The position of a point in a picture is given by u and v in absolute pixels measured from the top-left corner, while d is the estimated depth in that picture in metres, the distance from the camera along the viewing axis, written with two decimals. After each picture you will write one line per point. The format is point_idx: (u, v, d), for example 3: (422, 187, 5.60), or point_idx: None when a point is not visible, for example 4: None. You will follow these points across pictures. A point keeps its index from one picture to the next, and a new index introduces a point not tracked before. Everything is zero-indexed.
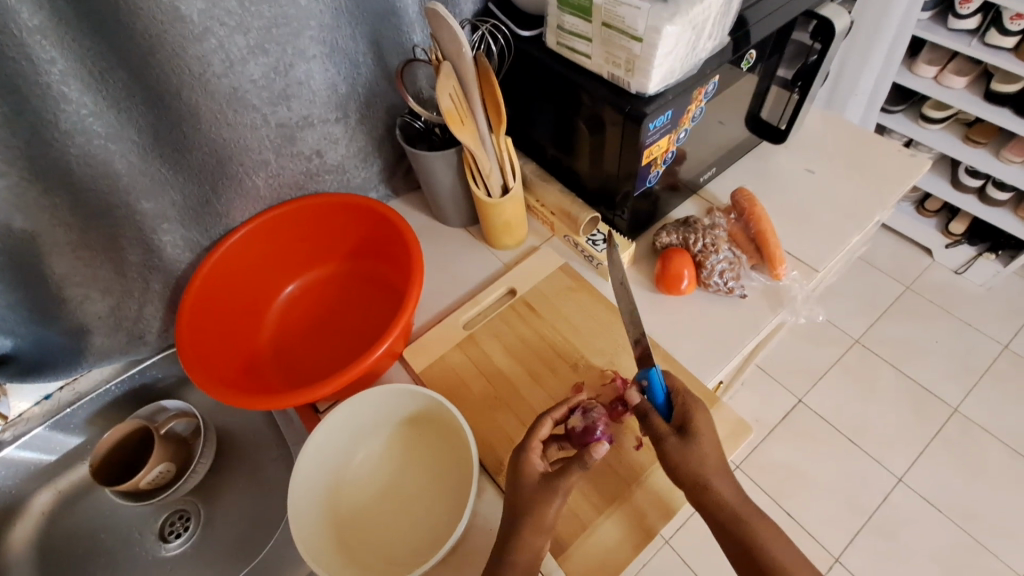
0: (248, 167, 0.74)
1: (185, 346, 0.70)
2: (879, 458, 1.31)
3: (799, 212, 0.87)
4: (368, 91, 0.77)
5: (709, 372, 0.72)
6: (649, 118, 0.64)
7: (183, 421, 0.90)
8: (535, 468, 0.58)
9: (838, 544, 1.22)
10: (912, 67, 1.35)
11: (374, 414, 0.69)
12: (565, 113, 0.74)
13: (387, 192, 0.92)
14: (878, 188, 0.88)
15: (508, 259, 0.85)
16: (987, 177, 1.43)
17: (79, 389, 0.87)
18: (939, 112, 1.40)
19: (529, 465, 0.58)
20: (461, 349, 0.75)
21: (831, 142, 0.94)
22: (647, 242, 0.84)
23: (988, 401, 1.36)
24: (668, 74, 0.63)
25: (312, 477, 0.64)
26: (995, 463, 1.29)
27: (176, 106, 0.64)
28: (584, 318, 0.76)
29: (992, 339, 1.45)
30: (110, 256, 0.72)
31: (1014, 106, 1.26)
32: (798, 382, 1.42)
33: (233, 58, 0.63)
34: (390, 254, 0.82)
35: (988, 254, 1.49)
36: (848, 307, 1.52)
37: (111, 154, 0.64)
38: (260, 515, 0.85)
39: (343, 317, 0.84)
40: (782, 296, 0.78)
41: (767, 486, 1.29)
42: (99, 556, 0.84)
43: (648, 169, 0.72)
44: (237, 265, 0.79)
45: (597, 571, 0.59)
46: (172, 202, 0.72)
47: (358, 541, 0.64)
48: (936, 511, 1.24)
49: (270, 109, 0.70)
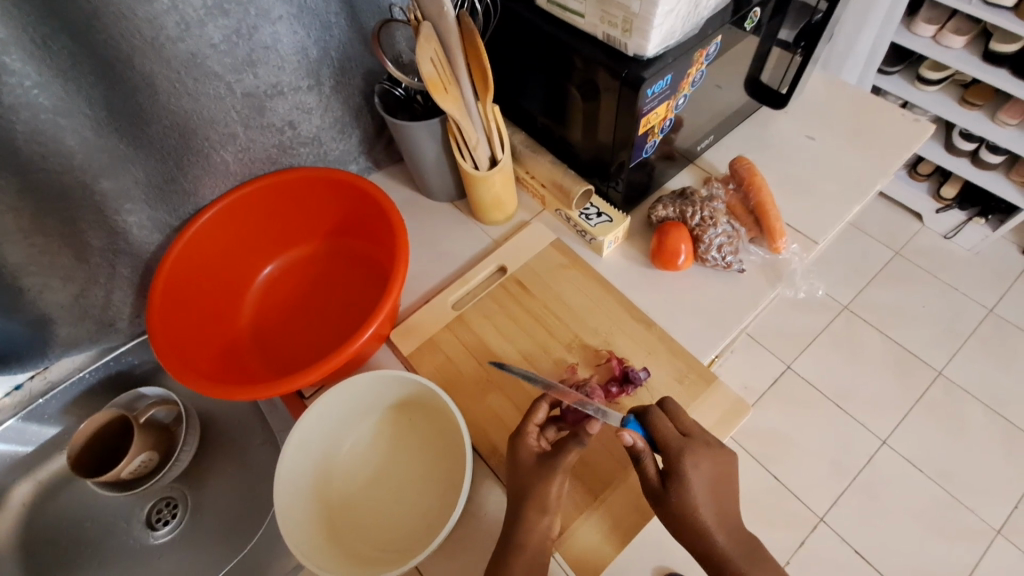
0: (215, 141, 0.69)
1: (158, 335, 0.66)
2: (864, 422, 1.32)
3: (798, 181, 0.84)
4: (342, 55, 0.71)
5: (706, 350, 0.70)
6: (647, 84, 0.60)
7: (163, 409, 0.86)
8: (532, 449, 0.58)
9: (823, 504, 1.25)
10: (911, 26, 1.30)
11: (362, 401, 0.66)
12: (556, 78, 0.69)
13: (367, 165, 0.87)
14: (879, 155, 0.85)
15: (498, 235, 0.82)
16: (981, 140, 1.40)
17: (50, 378, 0.83)
18: (936, 74, 1.36)
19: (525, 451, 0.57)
20: (450, 331, 0.73)
21: (831, 107, 0.90)
22: (642, 215, 0.81)
23: (971, 364, 1.38)
24: (669, 34, 0.58)
25: (299, 467, 0.62)
26: (975, 424, 1.31)
27: (129, 75, 0.58)
28: (578, 296, 0.74)
29: (978, 302, 1.46)
30: (70, 242, 0.67)
31: (1011, 67, 1.22)
32: (786, 350, 1.43)
33: (189, 20, 0.57)
34: (374, 233, 0.78)
35: (979, 218, 1.47)
36: (837, 274, 1.52)
37: (61, 129, 0.59)
38: (249, 501, 0.83)
39: (326, 299, 0.80)
40: (780, 269, 0.76)
41: (755, 452, 1.31)
42: (84, 546, 0.82)
43: (644, 139, 0.68)
44: (209, 246, 0.74)
45: (592, 554, 0.59)
46: (135, 180, 0.67)
47: (350, 529, 0.63)
48: (917, 471, 1.27)
49: (235, 77, 0.64)
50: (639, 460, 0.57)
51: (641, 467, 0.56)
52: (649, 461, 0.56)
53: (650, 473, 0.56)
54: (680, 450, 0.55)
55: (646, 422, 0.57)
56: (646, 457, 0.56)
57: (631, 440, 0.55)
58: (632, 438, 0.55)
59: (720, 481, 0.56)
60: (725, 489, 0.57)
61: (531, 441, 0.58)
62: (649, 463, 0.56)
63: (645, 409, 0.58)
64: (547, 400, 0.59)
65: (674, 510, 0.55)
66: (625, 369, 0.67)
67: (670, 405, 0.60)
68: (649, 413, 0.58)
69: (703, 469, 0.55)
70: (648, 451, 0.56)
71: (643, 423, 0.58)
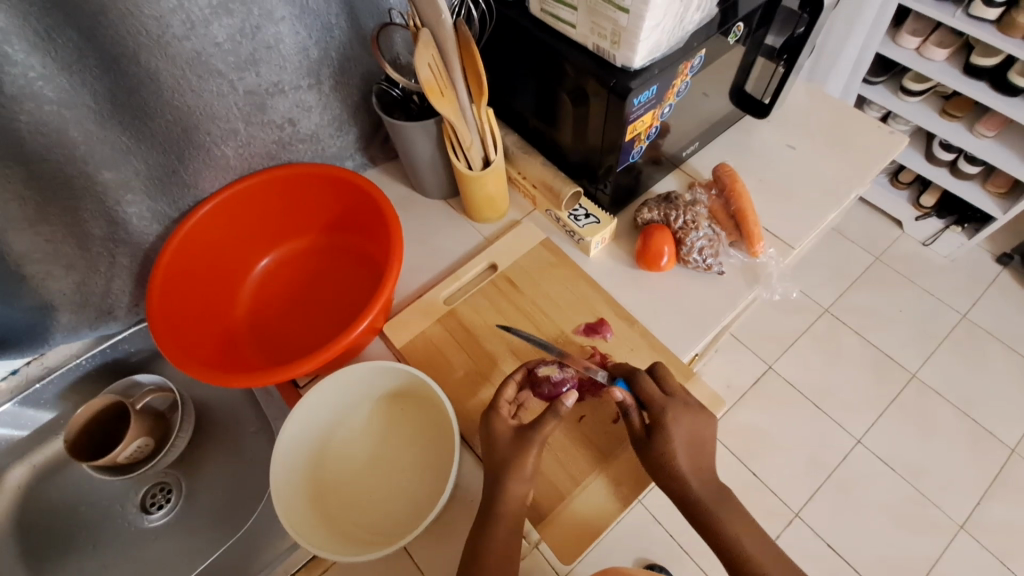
0: (216, 137, 0.71)
1: (157, 321, 0.68)
2: (841, 421, 1.37)
3: (778, 187, 0.88)
4: (341, 56, 0.73)
5: (685, 347, 0.74)
6: (634, 93, 0.63)
7: (160, 396, 0.89)
8: (508, 424, 0.61)
9: (799, 500, 1.30)
10: (896, 37, 1.35)
11: (356, 388, 0.69)
12: (548, 83, 0.72)
13: (363, 161, 0.89)
14: (856, 164, 0.89)
15: (490, 233, 0.85)
16: (959, 151, 1.46)
17: (48, 364, 0.84)
18: (918, 85, 1.40)
19: (502, 422, 0.61)
20: (441, 323, 0.75)
21: (812, 116, 0.94)
22: (629, 217, 0.84)
23: (944, 367, 1.44)
24: (655, 47, 0.61)
25: (294, 452, 0.65)
26: (945, 423, 1.37)
27: (134, 70, 0.60)
28: (564, 293, 0.77)
29: (952, 308, 1.52)
30: (73, 230, 0.69)
31: (991, 80, 1.27)
32: (769, 349, 1.47)
33: (195, 19, 0.59)
34: (369, 228, 0.80)
35: (956, 227, 1.54)
36: (819, 277, 1.56)
37: (66, 121, 0.60)
38: (243, 487, 0.85)
39: (322, 292, 0.82)
40: (758, 272, 0.80)
41: (736, 449, 1.35)
42: (80, 529, 0.84)
43: (631, 144, 0.71)
44: (209, 237, 0.76)
45: (575, 539, 0.62)
46: (136, 172, 0.69)
47: (343, 514, 0.66)
48: (889, 469, 1.32)
49: (237, 75, 0.66)
50: (627, 416, 0.62)
51: (629, 423, 0.61)
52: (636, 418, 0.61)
53: (637, 424, 0.60)
54: (664, 422, 0.59)
55: (631, 381, 0.63)
56: (633, 411, 0.61)
57: (619, 395, 0.60)
58: (621, 394, 0.60)
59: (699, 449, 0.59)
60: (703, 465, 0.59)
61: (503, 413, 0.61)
62: (635, 417, 0.61)
63: (633, 373, 0.64)
64: (514, 380, 0.63)
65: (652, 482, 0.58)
66: (590, 324, 0.74)
67: (658, 369, 0.65)
68: (635, 375, 0.63)
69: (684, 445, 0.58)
70: (634, 405, 0.62)
71: (631, 383, 0.63)
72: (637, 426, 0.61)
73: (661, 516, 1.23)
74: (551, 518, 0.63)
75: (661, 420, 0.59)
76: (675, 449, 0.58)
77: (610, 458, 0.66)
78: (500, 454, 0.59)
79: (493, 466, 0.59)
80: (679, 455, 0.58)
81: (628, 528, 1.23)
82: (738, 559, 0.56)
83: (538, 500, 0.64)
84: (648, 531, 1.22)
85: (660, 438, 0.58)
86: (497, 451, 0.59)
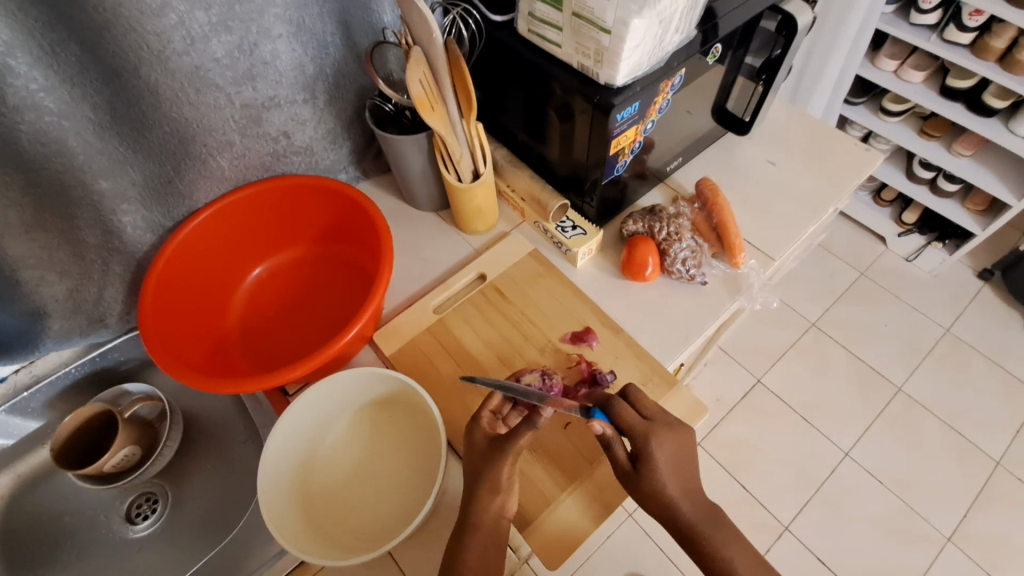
0: (213, 148, 0.73)
1: (149, 328, 0.69)
2: (829, 434, 1.39)
3: (759, 202, 0.90)
4: (336, 72, 0.76)
5: (670, 355, 0.75)
6: (617, 110, 0.66)
7: (148, 405, 0.89)
8: (486, 432, 0.61)
9: (788, 513, 1.30)
10: (874, 60, 1.40)
11: (345, 395, 0.70)
12: (536, 100, 0.74)
13: (356, 174, 0.91)
14: (834, 179, 0.92)
15: (479, 244, 0.86)
16: (938, 170, 1.50)
17: (37, 372, 0.84)
18: (897, 106, 1.45)
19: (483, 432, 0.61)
20: (431, 332, 0.77)
21: (792, 133, 0.97)
22: (614, 230, 0.87)
23: (929, 380, 1.46)
24: (636, 66, 0.64)
25: (282, 458, 0.65)
26: (930, 436, 1.39)
27: (134, 82, 0.62)
28: (551, 303, 0.78)
29: (936, 322, 1.55)
30: (68, 238, 0.70)
31: (965, 102, 1.33)
32: (757, 363, 1.49)
33: (195, 35, 0.61)
34: (360, 238, 0.82)
35: (937, 243, 1.57)
36: (805, 292, 1.60)
37: (65, 131, 0.61)
38: (229, 497, 0.85)
39: (314, 301, 0.83)
40: (740, 283, 0.82)
41: (726, 462, 1.36)
42: (63, 539, 0.83)
43: (616, 159, 0.74)
44: (202, 245, 0.77)
45: (559, 545, 0.63)
46: (132, 182, 0.70)
47: (331, 520, 0.66)
48: (877, 482, 1.34)
49: (235, 89, 0.68)
50: (610, 448, 0.59)
51: (612, 455, 0.59)
52: (619, 450, 0.59)
53: (621, 457, 0.59)
54: (650, 430, 0.59)
55: (609, 411, 0.60)
56: (616, 444, 0.59)
57: (599, 429, 0.57)
58: (601, 428, 0.57)
59: (685, 456, 0.59)
60: (687, 470, 0.59)
61: (486, 425, 0.62)
62: (618, 449, 0.59)
63: (608, 401, 0.61)
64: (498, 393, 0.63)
65: (640, 486, 0.58)
66: (576, 332, 0.76)
67: (633, 392, 0.63)
68: (612, 402, 0.60)
69: (669, 445, 0.59)
70: (616, 437, 0.59)
71: (608, 412, 0.60)
72: (621, 457, 0.59)
73: (652, 529, 1.23)
74: (535, 524, 0.64)
75: (647, 428, 0.59)
76: (662, 456, 0.58)
77: (594, 464, 0.67)
78: (483, 459, 0.59)
79: (475, 473, 0.59)
80: (665, 460, 0.58)
81: (618, 541, 1.23)
82: (720, 561, 0.57)
83: (524, 506, 0.64)
84: (639, 544, 1.22)
85: (651, 441, 0.58)
86: (480, 459, 0.59)
